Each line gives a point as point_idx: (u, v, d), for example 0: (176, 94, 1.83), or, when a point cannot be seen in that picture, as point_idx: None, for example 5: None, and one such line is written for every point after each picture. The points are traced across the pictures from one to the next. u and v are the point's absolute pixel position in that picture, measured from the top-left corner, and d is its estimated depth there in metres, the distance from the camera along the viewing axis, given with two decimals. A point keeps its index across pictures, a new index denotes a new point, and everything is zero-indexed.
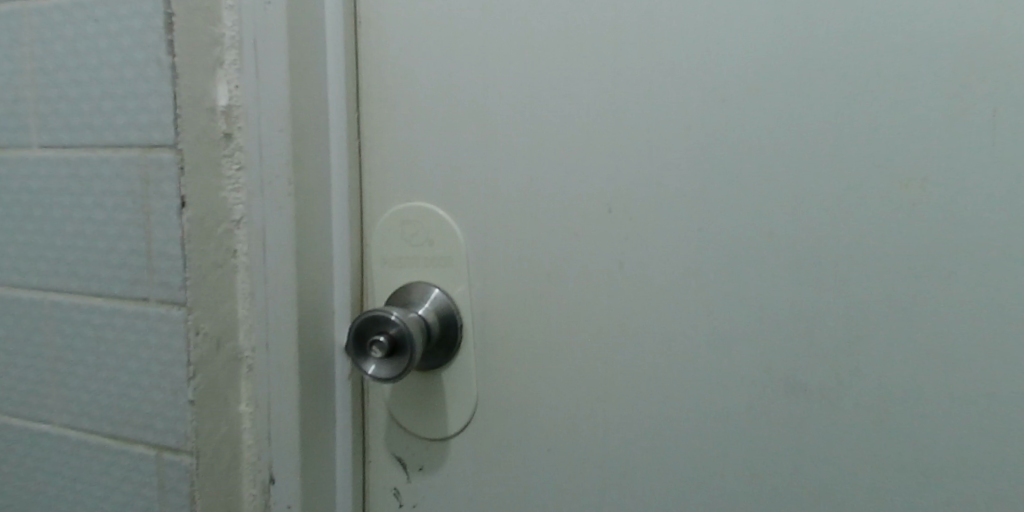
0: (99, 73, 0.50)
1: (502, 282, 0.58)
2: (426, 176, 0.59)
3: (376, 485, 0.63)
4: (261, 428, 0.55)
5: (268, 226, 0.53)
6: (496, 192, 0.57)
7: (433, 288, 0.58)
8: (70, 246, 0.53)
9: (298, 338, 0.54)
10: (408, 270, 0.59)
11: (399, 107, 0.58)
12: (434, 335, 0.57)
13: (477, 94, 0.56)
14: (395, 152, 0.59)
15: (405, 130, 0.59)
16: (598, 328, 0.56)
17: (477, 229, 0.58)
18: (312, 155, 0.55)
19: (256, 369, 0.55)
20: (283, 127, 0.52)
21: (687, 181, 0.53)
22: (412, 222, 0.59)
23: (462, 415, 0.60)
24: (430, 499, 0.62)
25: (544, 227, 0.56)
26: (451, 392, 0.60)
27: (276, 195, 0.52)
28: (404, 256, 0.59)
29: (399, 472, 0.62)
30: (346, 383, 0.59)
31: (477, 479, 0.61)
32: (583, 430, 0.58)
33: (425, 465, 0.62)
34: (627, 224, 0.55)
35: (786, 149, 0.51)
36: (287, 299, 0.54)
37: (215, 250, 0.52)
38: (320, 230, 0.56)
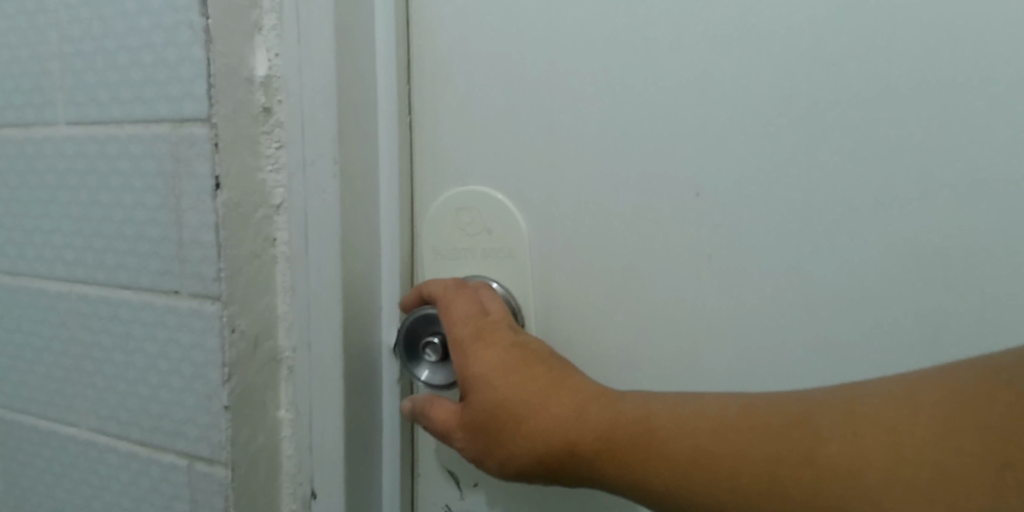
0: (128, 40, 0.45)
1: (568, 274, 0.52)
2: (485, 156, 0.52)
3: (425, 503, 0.57)
4: (303, 436, 0.50)
5: (311, 212, 0.47)
6: (565, 177, 0.51)
7: (493, 282, 0.52)
8: (97, 233, 0.48)
9: (344, 338, 0.48)
10: (463, 264, 0.53)
11: (456, 82, 0.52)
12: None
13: (543, 64, 0.50)
14: (452, 132, 0.53)
15: (461, 106, 0.52)
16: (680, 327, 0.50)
17: (543, 219, 0.52)
18: (361, 132, 0.48)
19: (297, 371, 0.50)
20: (328, 100, 0.46)
21: (787, 160, 0.47)
22: (468, 210, 0.53)
23: None
24: None
25: (619, 218, 0.50)
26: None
27: (321, 176, 0.47)
28: (460, 248, 0.53)
29: (451, 488, 0.57)
30: (395, 389, 0.53)
31: (541, 497, 0.55)
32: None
33: (481, 481, 0.56)
34: (719, 212, 0.48)
35: (905, 124, 0.45)
36: (332, 293, 0.48)
37: (252, 238, 0.46)
38: (368, 218, 0.50)
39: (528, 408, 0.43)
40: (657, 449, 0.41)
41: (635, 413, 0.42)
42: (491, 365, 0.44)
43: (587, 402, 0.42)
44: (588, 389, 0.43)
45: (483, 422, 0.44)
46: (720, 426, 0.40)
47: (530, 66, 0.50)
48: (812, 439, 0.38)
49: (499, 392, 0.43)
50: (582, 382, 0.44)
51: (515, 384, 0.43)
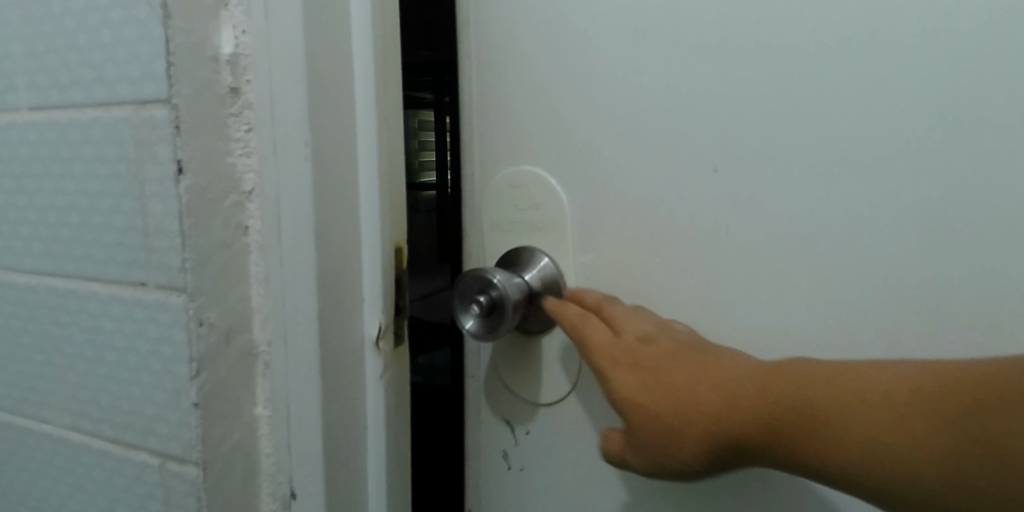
0: (86, 18, 0.43)
1: (603, 254, 0.51)
2: (521, 139, 0.53)
3: (483, 446, 0.58)
4: (281, 435, 0.48)
5: (283, 198, 0.44)
6: (604, 152, 0.50)
7: (542, 256, 0.52)
8: (63, 222, 0.46)
9: (321, 332, 0.46)
10: (513, 236, 0.54)
11: (505, 57, 0.52)
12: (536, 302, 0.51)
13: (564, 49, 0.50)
14: (500, 111, 0.53)
15: (509, 83, 0.52)
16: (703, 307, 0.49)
17: (583, 198, 0.51)
18: (335, 112, 0.45)
19: (273, 366, 0.47)
20: (298, 78, 0.43)
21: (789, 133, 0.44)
22: (521, 185, 0.53)
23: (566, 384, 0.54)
24: (539, 466, 0.56)
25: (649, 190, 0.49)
26: (561, 359, 0.53)
27: (292, 159, 0.44)
28: (511, 220, 0.54)
29: (506, 433, 0.57)
30: (379, 386, 0.50)
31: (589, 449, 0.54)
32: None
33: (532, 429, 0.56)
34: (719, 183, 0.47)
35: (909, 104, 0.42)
36: (308, 284, 0.45)
37: (221, 226, 0.44)
38: (347, 204, 0.47)
39: (666, 412, 0.41)
40: (812, 424, 0.37)
41: (790, 388, 0.38)
42: (636, 377, 0.43)
43: (729, 391, 0.39)
44: (728, 376, 0.40)
45: (634, 435, 0.42)
46: (868, 405, 0.36)
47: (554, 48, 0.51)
48: (955, 425, 0.33)
49: (639, 408, 0.42)
50: (724, 370, 0.40)
51: (642, 395, 0.42)
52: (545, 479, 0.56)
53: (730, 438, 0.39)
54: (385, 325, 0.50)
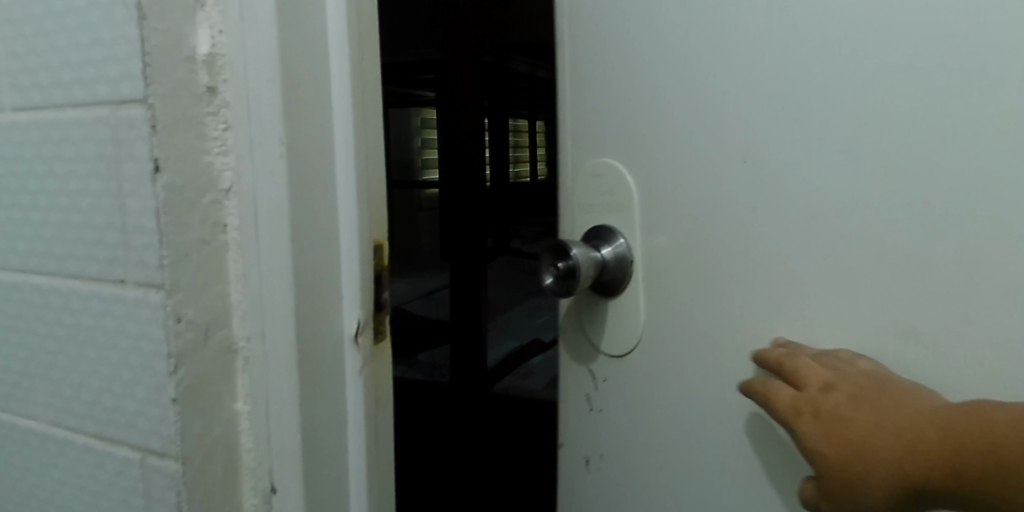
0: (65, 20, 0.43)
1: (668, 237, 0.52)
2: (606, 125, 0.55)
3: (573, 387, 0.63)
4: (261, 429, 0.48)
5: (259, 196, 0.45)
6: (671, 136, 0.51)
7: (618, 237, 0.55)
8: (46, 221, 0.46)
9: (297, 329, 0.46)
10: (596, 217, 0.57)
11: (592, 47, 0.55)
12: (609, 277, 0.55)
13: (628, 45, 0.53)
14: (590, 99, 0.56)
15: (594, 75, 0.55)
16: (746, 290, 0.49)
17: (652, 184, 0.53)
18: (311, 110, 0.46)
19: (252, 362, 0.47)
20: (272, 76, 0.44)
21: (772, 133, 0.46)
22: (602, 175, 0.56)
23: (630, 338, 0.56)
24: (610, 411, 0.59)
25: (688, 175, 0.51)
26: (628, 319, 0.56)
27: (268, 157, 0.44)
28: (593, 203, 0.57)
29: (588, 379, 0.61)
30: (358, 382, 0.50)
31: (652, 399, 0.56)
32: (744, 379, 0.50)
33: (608, 377, 0.59)
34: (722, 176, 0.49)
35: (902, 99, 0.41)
36: (284, 281, 0.45)
37: (199, 224, 0.44)
38: (324, 201, 0.47)
39: (858, 464, 0.42)
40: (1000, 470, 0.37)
41: (978, 434, 0.38)
42: (819, 431, 0.44)
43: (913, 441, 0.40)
44: (913, 423, 0.40)
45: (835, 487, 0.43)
46: None
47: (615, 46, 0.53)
48: None
49: (831, 463, 0.43)
50: (907, 416, 0.41)
51: (838, 450, 0.43)
52: (619, 424, 0.58)
53: (916, 488, 0.40)
54: (363, 321, 0.50)
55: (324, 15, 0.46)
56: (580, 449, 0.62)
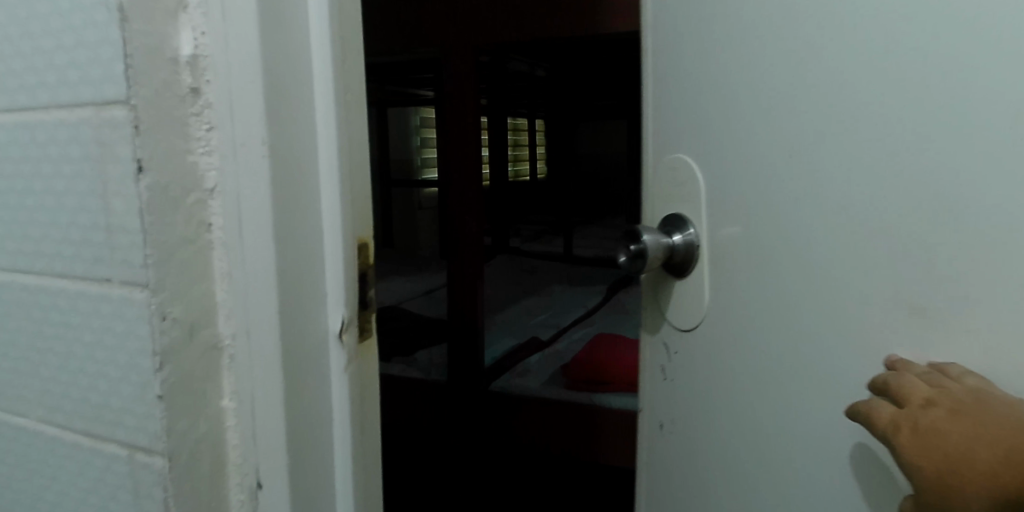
0: (49, 22, 0.44)
1: (727, 219, 0.50)
2: (679, 107, 0.53)
3: (650, 358, 0.61)
4: (247, 426, 0.49)
5: (243, 195, 0.46)
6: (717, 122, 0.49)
7: (687, 225, 0.53)
8: (33, 221, 0.47)
9: (282, 327, 0.47)
10: (671, 203, 0.55)
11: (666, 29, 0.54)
12: (680, 262, 0.53)
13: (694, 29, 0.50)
14: (667, 80, 0.54)
15: (670, 56, 0.53)
16: (804, 283, 0.44)
17: (715, 167, 0.50)
18: (294, 110, 0.46)
19: (238, 359, 0.48)
20: (254, 77, 0.44)
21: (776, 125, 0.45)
22: (676, 160, 0.54)
23: (692, 321, 0.54)
24: (678, 384, 0.57)
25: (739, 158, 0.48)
26: (693, 302, 0.54)
27: (251, 157, 0.45)
28: (668, 189, 0.55)
29: (662, 352, 0.59)
30: (343, 379, 0.51)
31: (711, 371, 0.53)
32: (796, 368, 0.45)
33: (677, 354, 0.57)
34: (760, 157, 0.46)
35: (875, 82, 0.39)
36: (269, 279, 0.46)
37: (183, 223, 0.45)
38: (307, 200, 0.48)
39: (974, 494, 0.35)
40: None
41: None
42: (923, 452, 0.37)
43: None
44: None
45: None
46: None
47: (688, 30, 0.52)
48: None
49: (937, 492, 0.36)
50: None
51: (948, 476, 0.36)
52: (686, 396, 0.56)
53: None
54: (348, 318, 0.50)
55: (305, 17, 0.47)
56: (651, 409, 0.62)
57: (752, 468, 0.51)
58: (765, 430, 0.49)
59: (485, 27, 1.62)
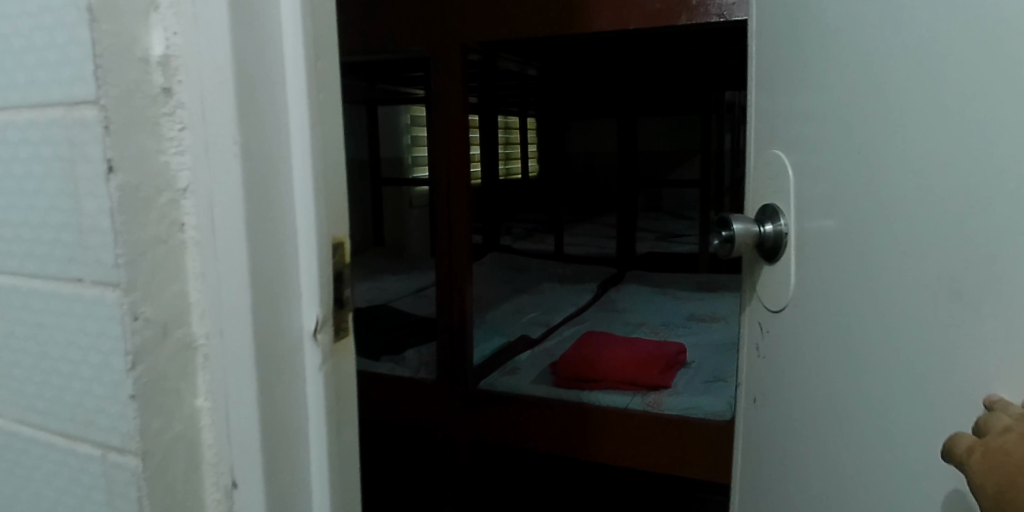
0: (20, 23, 0.44)
1: (808, 216, 0.56)
2: (778, 120, 0.61)
3: (747, 336, 0.71)
4: (222, 425, 0.49)
5: (215, 195, 0.46)
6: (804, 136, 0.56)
7: (779, 219, 0.60)
8: (7, 222, 0.47)
9: (255, 326, 0.47)
10: (771, 201, 0.63)
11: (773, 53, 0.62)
12: (771, 247, 0.61)
13: (805, 33, 0.56)
14: (774, 98, 0.62)
15: (773, 80, 0.62)
16: (856, 271, 0.50)
17: (800, 170, 0.57)
18: (265, 109, 0.46)
19: (212, 358, 0.48)
20: (226, 77, 0.44)
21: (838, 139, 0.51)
22: (777, 162, 0.61)
23: (780, 302, 0.61)
24: (764, 359, 0.66)
25: (816, 163, 0.55)
26: (780, 284, 0.61)
27: (222, 157, 0.45)
28: (771, 188, 0.63)
29: (756, 331, 0.68)
30: (319, 379, 0.51)
31: (784, 347, 0.61)
32: (841, 353, 0.52)
33: (768, 331, 0.65)
34: (831, 163, 0.53)
35: (930, 74, 0.42)
36: (241, 279, 0.46)
37: (155, 223, 0.45)
38: (280, 200, 0.48)
39: None
40: None
41: None
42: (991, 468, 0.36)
43: None
44: None
45: None
46: None
47: (787, 50, 0.59)
48: None
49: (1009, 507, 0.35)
50: None
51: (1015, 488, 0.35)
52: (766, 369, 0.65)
53: None
54: (323, 317, 0.50)
55: (278, 15, 0.47)
56: (747, 389, 0.71)
57: (803, 435, 0.58)
58: (817, 405, 0.55)
59: (471, 27, 1.63)
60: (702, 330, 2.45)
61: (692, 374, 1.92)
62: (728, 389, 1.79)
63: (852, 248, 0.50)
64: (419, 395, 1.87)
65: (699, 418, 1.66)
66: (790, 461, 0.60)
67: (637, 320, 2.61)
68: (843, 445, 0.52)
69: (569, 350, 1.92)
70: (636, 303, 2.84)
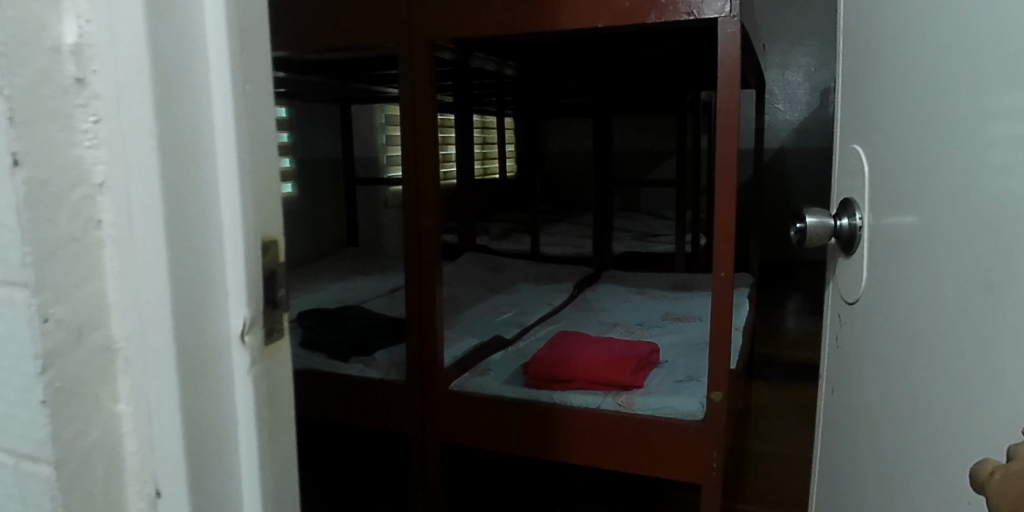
0: None
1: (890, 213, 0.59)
2: (872, 125, 0.64)
3: (838, 326, 0.76)
4: (143, 431, 0.47)
5: (131, 189, 0.44)
6: (892, 138, 0.59)
7: (858, 214, 0.67)
8: None
9: (174, 327, 0.45)
10: (853, 199, 0.69)
11: (869, 62, 0.65)
12: (848, 240, 0.68)
13: (891, 46, 0.59)
14: (871, 105, 0.65)
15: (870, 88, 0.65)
16: (925, 263, 0.52)
17: (887, 171, 0.60)
18: (186, 101, 0.44)
19: (132, 362, 0.46)
20: (141, 68, 0.42)
21: (921, 142, 0.53)
22: (852, 168, 0.70)
23: (851, 290, 0.70)
24: (851, 348, 0.70)
25: (900, 163, 0.57)
26: (857, 275, 0.67)
27: (138, 151, 0.43)
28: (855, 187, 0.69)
29: (838, 320, 0.75)
30: (246, 382, 0.48)
31: (869, 336, 0.65)
32: (912, 340, 0.55)
33: (847, 318, 0.72)
34: (912, 164, 0.55)
35: (991, 76, 0.44)
36: (159, 278, 0.44)
37: (67, 220, 0.43)
38: (203, 195, 0.45)
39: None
40: None
41: None
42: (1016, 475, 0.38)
43: None
44: None
45: None
46: None
47: (883, 63, 0.61)
48: None
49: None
50: None
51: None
52: (854, 359, 0.69)
53: None
54: (251, 318, 0.48)
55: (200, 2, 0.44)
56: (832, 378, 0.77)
57: (885, 422, 0.60)
58: (895, 394, 0.58)
59: (440, 24, 1.61)
60: (677, 330, 2.45)
61: (664, 375, 1.91)
62: (700, 390, 1.79)
63: (920, 247, 0.53)
64: (388, 396, 1.85)
65: (671, 417, 1.65)
66: (872, 447, 0.63)
67: (612, 319, 2.60)
68: (912, 430, 0.54)
69: (541, 351, 1.90)
70: (612, 303, 2.83)
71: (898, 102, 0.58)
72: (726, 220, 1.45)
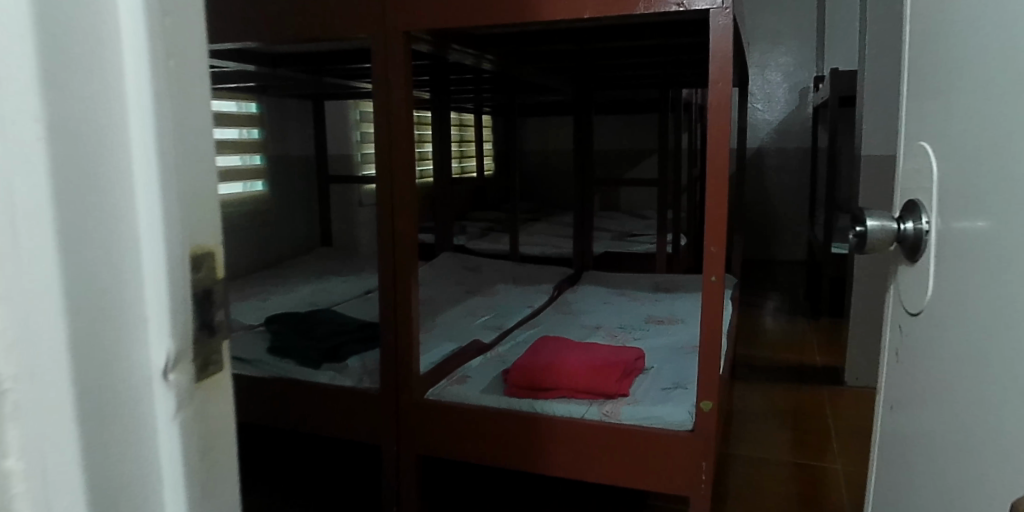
0: None
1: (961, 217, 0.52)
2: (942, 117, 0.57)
3: (897, 338, 0.68)
4: (40, 494, 0.36)
5: (14, 188, 0.34)
6: (966, 132, 0.52)
7: (924, 216, 0.59)
8: None
9: (72, 363, 0.35)
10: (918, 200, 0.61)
11: (938, 47, 0.58)
12: (913, 246, 0.60)
13: (966, 28, 0.52)
14: (940, 95, 0.57)
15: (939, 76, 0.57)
16: (1005, 278, 0.45)
17: (959, 169, 0.53)
18: (86, 79, 0.35)
19: (23, 406, 0.36)
20: (22, 35, 0.33)
21: (1002, 137, 0.46)
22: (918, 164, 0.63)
23: (913, 300, 0.62)
24: (914, 364, 0.62)
25: (977, 160, 0.50)
26: (920, 283, 0.60)
27: (20, 140, 0.34)
28: (921, 186, 0.61)
29: (900, 332, 0.68)
30: (173, 428, 0.39)
31: (934, 353, 0.57)
32: (989, 365, 0.47)
33: (909, 330, 0.64)
34: (991, 161, 0.48)
35: None
36: (50, 301, 0.35)
37: None
38: (111, 198, 0.36)
39: None
40: None
41: None
42: None
43: None
44: None
45: None
46: None
47: (958, 46, 0.54)
48: None
49: None
50: None
51: None
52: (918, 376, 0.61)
53: None
54: (178, 351, 0.39)
55: None
56: (892, 393, 0.70)
57: (952, 454, 0.53)
58: (965, 424, 0.50)
59: (416, 13, 1.51)
60: (662, 333, 2.37)
61: (650, 382, 1.83)
62: (688, 398, 1.71)
63: (1001, 258, 0.46)
64: (361, 405, 1.75)
65: (659, 428, 1.57)
66: (935, 481, 0.56)
67: (594, 322, 2.53)
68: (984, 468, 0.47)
69: (522, 358, 1.82)
70: (593, 305, 2.75)
71: (973, 90, 0.51)
72: (717, 220, 1.37)
